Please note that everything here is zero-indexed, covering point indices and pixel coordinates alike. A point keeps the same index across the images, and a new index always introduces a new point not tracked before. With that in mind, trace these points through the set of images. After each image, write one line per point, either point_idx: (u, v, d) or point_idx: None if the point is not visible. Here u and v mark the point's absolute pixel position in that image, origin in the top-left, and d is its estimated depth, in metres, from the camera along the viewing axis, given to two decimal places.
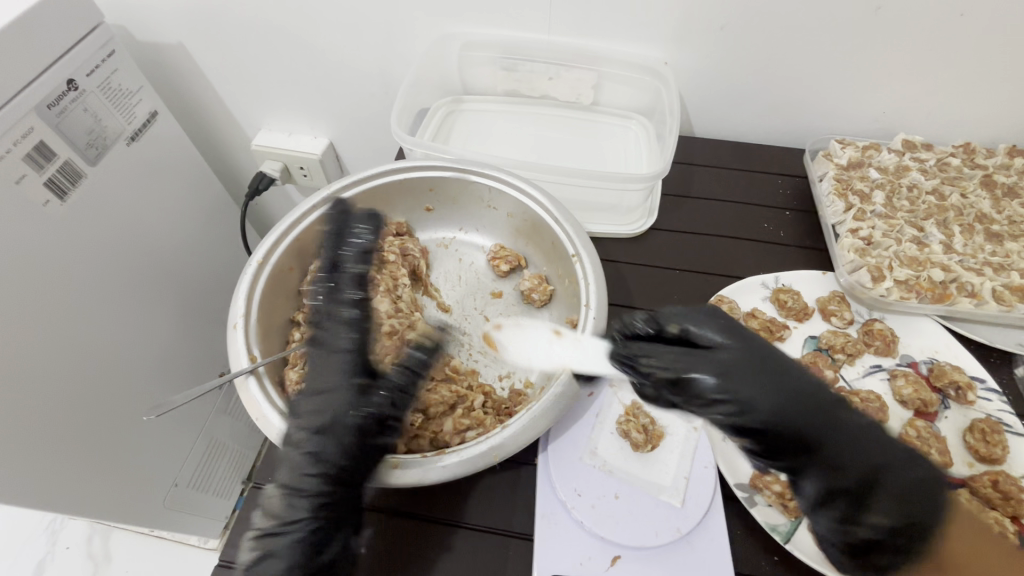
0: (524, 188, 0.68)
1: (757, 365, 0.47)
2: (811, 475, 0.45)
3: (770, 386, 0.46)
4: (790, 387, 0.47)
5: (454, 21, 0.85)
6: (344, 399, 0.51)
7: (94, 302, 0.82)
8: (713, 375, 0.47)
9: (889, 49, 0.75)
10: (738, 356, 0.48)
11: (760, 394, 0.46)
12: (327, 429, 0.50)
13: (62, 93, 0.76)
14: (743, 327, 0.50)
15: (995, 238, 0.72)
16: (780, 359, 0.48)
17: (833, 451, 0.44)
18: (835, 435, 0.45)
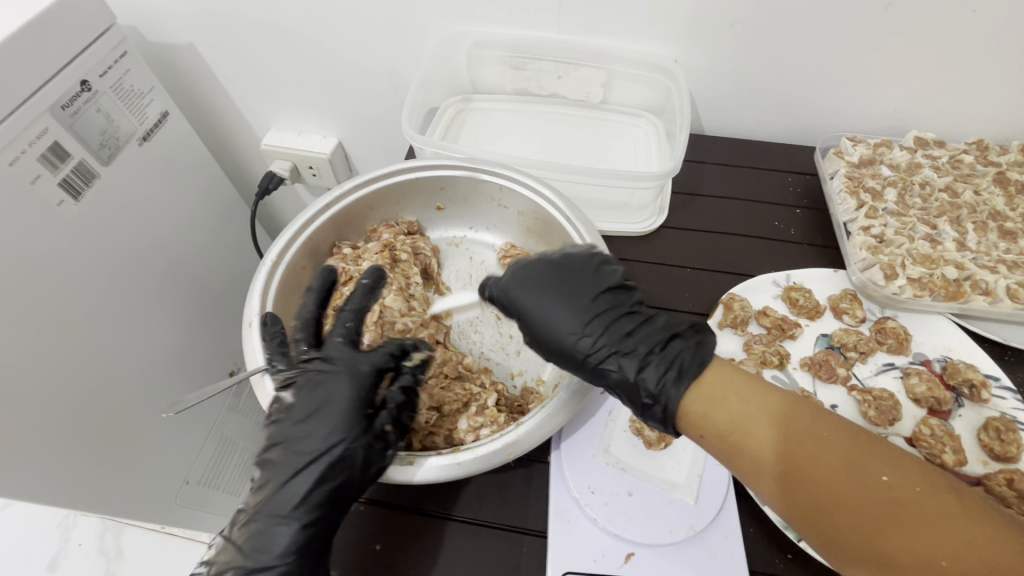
0: (535, 187, 0.68)
1: (554, 303, 0.52)
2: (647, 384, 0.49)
3: (546, 327, 0.53)
4: (568, 323, 0.52)
5: (464, 20, 0.85)
6: (348, 432, 0.49)
7: (108, 302, 0.83)
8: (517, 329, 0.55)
9: (901, 46, 0.75)
10: (526, 302, 0.54)
11: (537, 333, 0.53)
12: (313, 459, 0.49)
13: (76, 94, 0.76)
14: (534, 274, 0.54)
15: (1009, 236, 0.71)
16: (561, 301, 0.53)
17: (637, 370, 0.48)
18: (626, 358, 0.49)
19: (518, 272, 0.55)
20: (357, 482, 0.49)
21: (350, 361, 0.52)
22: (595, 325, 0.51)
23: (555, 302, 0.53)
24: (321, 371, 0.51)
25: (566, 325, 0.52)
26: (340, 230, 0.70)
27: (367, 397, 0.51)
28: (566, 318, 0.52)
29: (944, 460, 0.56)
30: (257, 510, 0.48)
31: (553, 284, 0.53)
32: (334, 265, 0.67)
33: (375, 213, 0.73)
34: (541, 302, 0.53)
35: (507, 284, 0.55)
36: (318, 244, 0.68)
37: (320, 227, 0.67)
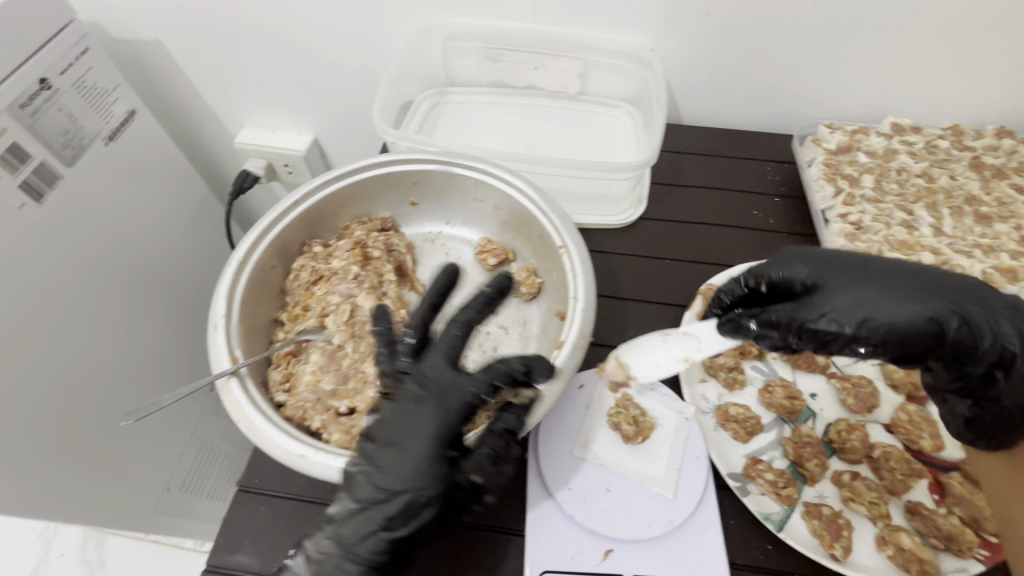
0: (509, 179, 0.68)
1: (856, 267, 0.49)
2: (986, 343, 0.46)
3: (879, 292, 0.47)
4: (910, 279, 0.48)
5: (436, 11, 0.84)
6: (427, 472, 0.46)
7: (78, 307, 0.81)
8: (829, 305, 0.47)
9: (875, 32, 0.75)
10: (824, 270, 0.50)
11: (854, 294, 0.47)
12: (391, 495, 0.46)
13: (35, 93, 0.74)
14: (826, 254, 0.52)
15: (985, 220, 0.71)
16: (863, 266, 0.50)
17: (977, 324, 0.46)
18: (968, 309, 0.46)
19: (789, 254, 0.53)
20: (430, 521, 0.46)
21: (439, 393, 0.49)
22: (908, 289, 0.47)
23: (850, 265, 0.50)
24: (411, 402, 0.49)
25: (895, 285, 0.47)
26: (310, 228, 0.68)
27: (450, 434, 0.48)
28: (899, 277, 0.48)
29: (921, 446, 0.57)
30: (321, 527, 0.47)
31: (848, 255, 0.51)
32: (304, 264, 0.65)
33: (347, 210, 0.71)
34: (839, 269, 0.50)
35: (789, 266, 0.52)
36: (287, 242, 0.66)
37: (289, 225, 0.65)
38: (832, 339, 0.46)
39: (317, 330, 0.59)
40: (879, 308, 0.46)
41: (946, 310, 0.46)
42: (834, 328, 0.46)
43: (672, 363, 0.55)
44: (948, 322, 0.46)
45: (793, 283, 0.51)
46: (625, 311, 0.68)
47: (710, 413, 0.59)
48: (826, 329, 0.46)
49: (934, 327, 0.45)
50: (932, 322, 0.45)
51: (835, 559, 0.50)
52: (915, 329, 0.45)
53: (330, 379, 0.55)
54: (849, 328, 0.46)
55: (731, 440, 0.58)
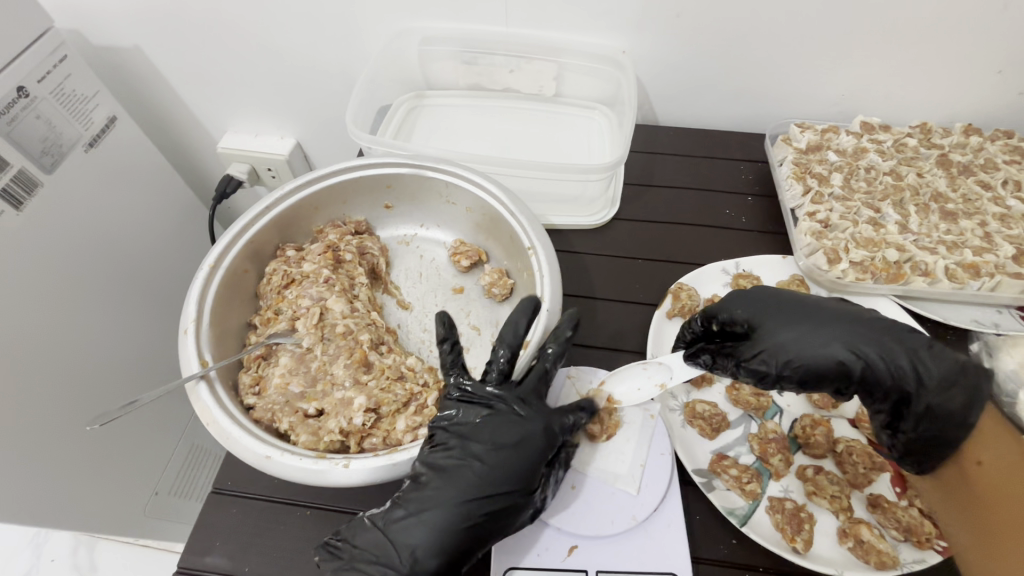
0: (480, 183, 0.68)
1: (789, 309, 0.54)
2: (887, 385, 0.50)
3: (801, 334, 0.52)
4: (831, 322, 0.53)
5: (411, 16, 0.84)
6: (529, 476, 0.49)
7: (61, 314, 0.81)
8: (759, 346, 0.53)
9: (843, 32, 0.76)
10: (760, 312, 0.55)
11: (782, 337, 0.52)
12: (493, 491, 0.48)
13: (12, 100, 0.74)
14: (767, 296, 0.56)
15: (950, 217, 0.72)
16: (794, 307, 0.55)
17: (882, 367, 0.50)
18: (875, 353, 0.50)
19: (736, 294, 0.58)
20: (515, 520, 0.48)
21: (544, 411, 0.53)
22: (826, 333, 0.52)
23: (783, 307, 0.55)
24: (515, 415, 0.52)
25: (816, 328, 0.52)
26: (283, 232, 0.69)
27: (547, 451, 0.51)
28: (822, 319, 0.53)
29: None
30: (410, 514, 0.47)
31: (786, 297, 0.56)
32: (277, 268, 0.66)
33: (321, 214, 0.72)
34: (776, 311, 0.55)
35: (733, 306, 0.57)
36: (261, 246, 0.66)
37: (261, 229, 0.65)
38: (762, 377, 0.52)
39: (288, 333, 0.60)
40: (800, 349, 0.51)
41: (857, 351, 0.51)
42: (753, 369, 0.53)
43: (651, 389, 0.58)
44: (853, 363, 0.50)
45: (736, 323, 0.56)
46: (597, 310, 0.69)
47: (678, 410, 0.60)
48: (758, 368, 0.52)
49: (843, 368, 0.50)
50: (840, 364, 0.50)
51: (796, 552, 0.50)
52: (827, 369, 0.51)
53: (299, 381, 0.56)
54: (775, 369, 0.52)
55: (697, 437, 0.58)
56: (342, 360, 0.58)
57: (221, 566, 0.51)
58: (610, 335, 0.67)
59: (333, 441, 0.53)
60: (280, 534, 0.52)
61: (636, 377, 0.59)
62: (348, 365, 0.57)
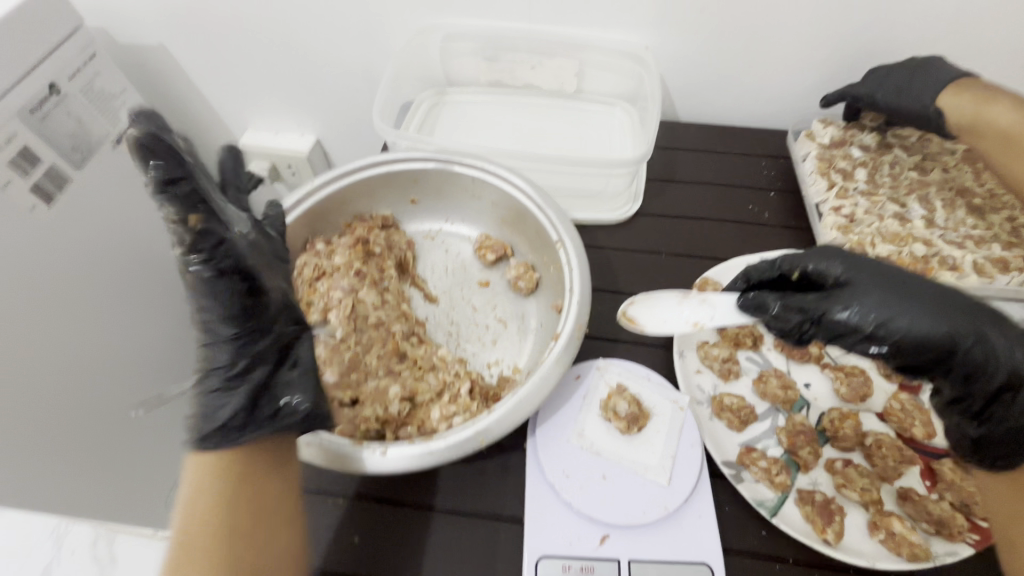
0: (507, 176, 0.69)
1: (894, 273, 0.51)
2: (997, 369, 0.46)
3: (905, 300, 0.48)
4: (939, 295, 0.49)
5: (435, 13, 0.85)
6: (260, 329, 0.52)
7: (90, 307, 0.83)
8: (854, 301, 0.49)
9: (867, 28, 0.76)
10: (859, 271, 0.51)
11: (884, 295, 0.49)
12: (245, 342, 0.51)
13: (45, 98, 0.75)
14: (865, 257, 0.52)
15: (977, 212, 0.72)
16: (900, 272, 0.51)
17: (996, 347, 0.46)
18: (991, 332, 0.47)
19: (830, 251, 0.54)
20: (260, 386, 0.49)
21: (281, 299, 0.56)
22: (936, 303, 0.48)
23: (888, 271, 0.51)
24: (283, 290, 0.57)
25: (924, 294, 0.48)
26: (313, 226, 0.70)
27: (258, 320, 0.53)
28: (929, 291, 0.49)
29: (913, 433, 0.58)
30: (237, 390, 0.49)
31: (888, 266, 0.52)
32: (307, 262, 0.67)
33: (349, 208, 0.73)
34: (877, 271, 0.51)
35: (826, 261, 0.53)
36: (291, 239, 0.68)
37: (293, 222, 0.67)
38: (847, 333, 0.49)
39: (321, 325, 0.63)
40: (905, 310, 0.48)
41: (968, 325, 0.47)
42: (845, 323, 0.49)
43: (683, 325, 0.57)
44: (964, 337, 0.47)
45: (825, 276, 0.53)
46: (622, 304, 0.69)
47: (706, 402, 0.60)
48: (842, 323, 0.49)
49: (949, 339, 0.47)
50: (946, 335, 0.47)
51: (827, 543, 0.50)
52: (928, 337, 0.47)
53: (333, 371, 0.58)
54: (867, 329, 0.48)
55: (725, 429, 0.59)
56: (376, 350, 0.60)
57: None
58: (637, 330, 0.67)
59: (369, 429, 0.54)
60: (315, 522, 0.53)
61: (664, 302, 0.60)
62: (382, 355, 0.60)
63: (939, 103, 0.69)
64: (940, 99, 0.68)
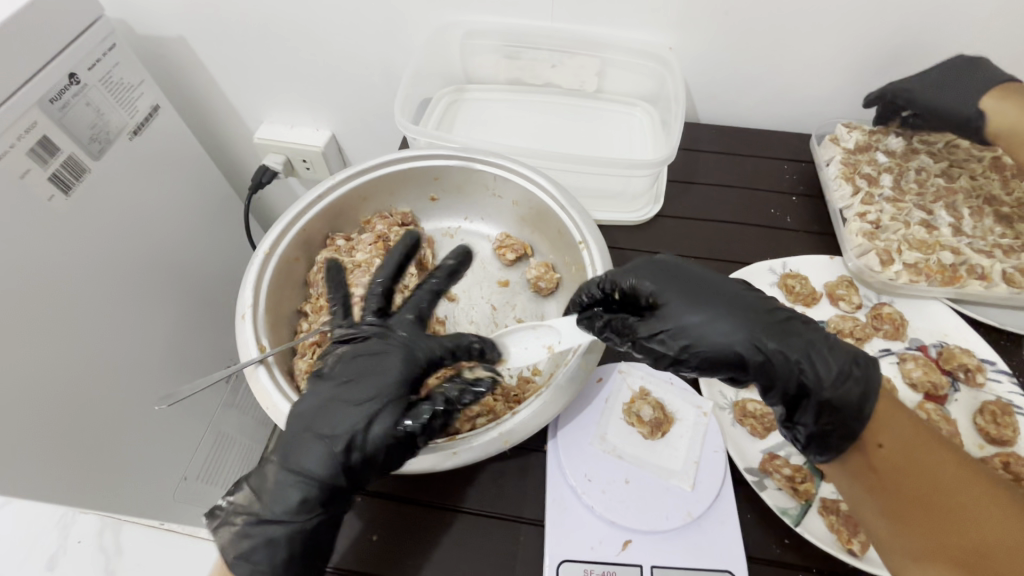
0: (529, 175, 0.68)
1: (693, 282, 0.51)
2: (786, 382, 0.47)
3: (703, 316, 0.48)
4: (736, 304, 0.49)
5: (455, 9, 0.84)
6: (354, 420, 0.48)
7: (105, 298, 0.82)
8: (658, 324, 0.49)
9: (896, 32, 0.75)
10: (665, 283, 0.51)
11: (685, 313, 0.49)
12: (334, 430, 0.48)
13: (64, 87, 0.75)
14: (676, 267, 0.53)
15: (1005, 220, 0.71)
16: (704, 280, 0.51)
17: (784, 360, 0.47)
18: (781, 347, 0.47)
19: (641, 264, 0.54)
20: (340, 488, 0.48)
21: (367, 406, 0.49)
22: (733, 318, 0.48)
23: (688, 280, 0.51)
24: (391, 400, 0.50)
25: (720, 309, 0.49)
26: (332, 221, 0.69)
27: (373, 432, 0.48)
28: (725, 299, 0.49)
29: None
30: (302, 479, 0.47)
31: (696, 270, 0.52)
32: (328, 257, 0.67)
33: (370, 204, 0.72)
34: (681, 285, 0.51)
35: (640, 275, 0.53)
36: (311, 235, 0.67)
37: (314, 218, 0.66)
38: (658, 356, 0.50)
39: None
40: (704, 329, 0.48)
41: (757, 341, 0.47)
42: (653, 347, 0.50)
43: (538, 349, 0.56)
44: (752, 354, 0.47)
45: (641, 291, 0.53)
46: None
47: (728, 408, 0.59)
48: (656, 346, 0.50)
49: (740, 357, 0.48)
50: (737, 354, 0.47)
51: (852, 555, 0.49)
52: (723, 357, 0.48)
53: None
54: (673, 351, 0.49)
55: (748, 436, 0.58)
56: None
57: None
58: None
59: None
60: None
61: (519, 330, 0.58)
62: None
63: (980, 104, 0.68)
64: (982, 100, 0.68)
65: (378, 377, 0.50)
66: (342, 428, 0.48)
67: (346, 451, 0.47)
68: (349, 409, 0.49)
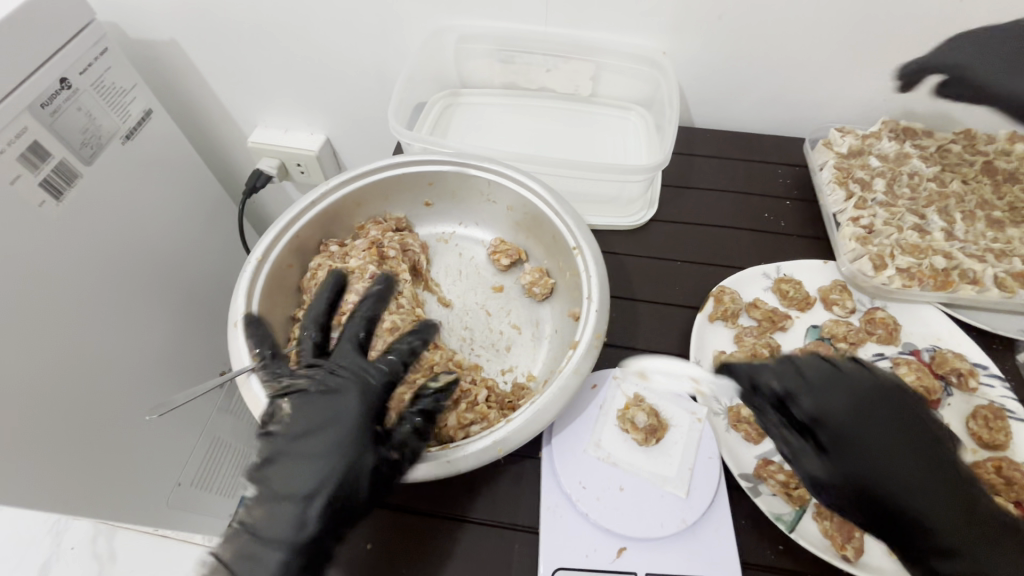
0: (522, 181, 0.68)
1: (844, 384, 0.49)
2: (945, 554, 0.44)
3: (893, 471, 0.46)
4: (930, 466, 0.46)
5: (449, 13, 0.84)
6: (323, 469, 0.47)
7: (98, 306, 0.82)
8: (837, 460, 0.47)
9: (888, 36, 0.75)
10: (820, 394, 0.48)
11: (856, 439, 0.47)
12: (313, 474, 0.46)
13: (55, 92, 0.75)
14: (890, 401, 0.48)
15: (997, 225, 0.71)
16: (910, 427, 0.47)
17: (953, 531, 0.44)
18: (955, 521, 0.44)
19: (852, 375, 0.49)
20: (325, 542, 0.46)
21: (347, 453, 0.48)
22: (922, 482, 0.45)
23: (842, 385, 0.49)
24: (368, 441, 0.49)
25: (915, 469, 0.46)
26: (326, 227, 0.69)
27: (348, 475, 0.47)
28: (920, 456, 0.46)
29: None
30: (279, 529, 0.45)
31: (907, 414, 0.48)
32: (321, 264, 0.67)
33: (363, 210, 0.72)
34: (833, 392, 0.49)
35: (838, 394, 0.48)
36: (304, 242, 0.67)
37: (307, 223, 0.66)
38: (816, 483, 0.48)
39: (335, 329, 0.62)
40: (878, 454, 0.46)
41: (933, 515, 0.45)
42: (817, 475, 0.48)
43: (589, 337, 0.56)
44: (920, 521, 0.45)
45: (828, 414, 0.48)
46: (637, 312, 0.68)
47: (722, 414, 0.60)
48: (819, 476, 0.48)
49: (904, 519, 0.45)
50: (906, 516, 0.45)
51: (846, 561, 0.50)
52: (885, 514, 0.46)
53: None
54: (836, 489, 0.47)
55: (743, 442, 0.58)
56: (391, 357, 0.59)
57: None
58: (654, 338, 0.66)
59: None
60: None
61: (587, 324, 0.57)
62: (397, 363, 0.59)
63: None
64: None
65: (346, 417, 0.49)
66: (314, 479, 0.46)
67: (311, 498, 0.46)
68: (308, 453, 0.47)
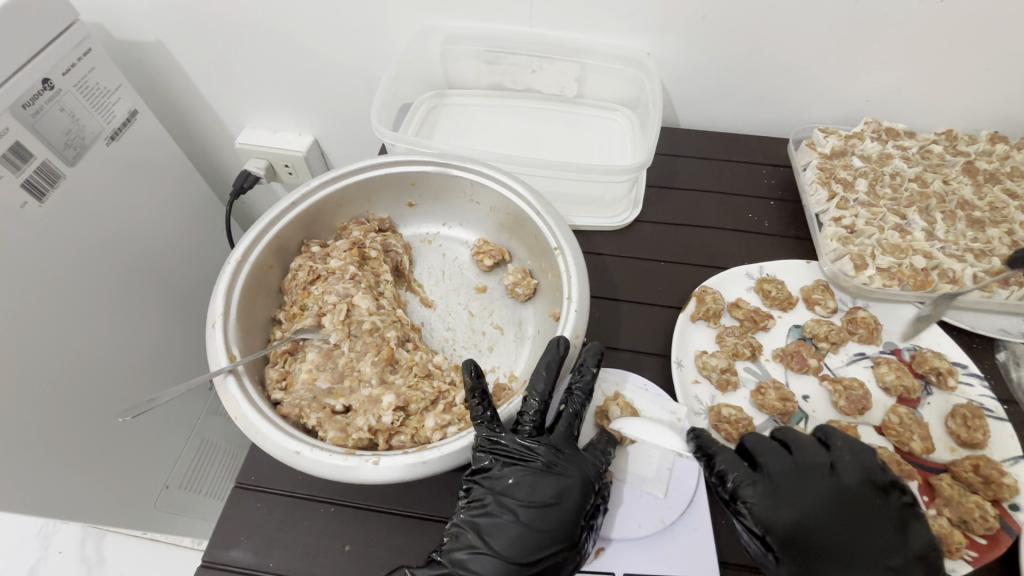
0: (504, 181, 0.68)
1: (791, 485, 0.52)
2: None
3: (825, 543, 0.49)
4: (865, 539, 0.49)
5: (434, 14, 0.84)
6: (519, 528, 0.49)
7: (80, 307, 0.81)
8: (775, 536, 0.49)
9: (872, 38, 0.75)
10: (769, 494, 0.51)
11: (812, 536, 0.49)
12: (506, 536, 0.49)
13: (37, 93, 0.74)
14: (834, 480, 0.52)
15: (977, 225, 0.72)
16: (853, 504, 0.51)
17: None
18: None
19: (796, 455, 0.54)
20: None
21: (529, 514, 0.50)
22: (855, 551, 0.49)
23: (791, 485, 0.52)
24: (546, 499, 0.50)
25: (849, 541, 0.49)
26: (308, 227, 0.69)
27: (548, 529, 0.49)
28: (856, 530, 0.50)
29: (911, 448, 0.57)
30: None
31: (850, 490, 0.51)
32: (302, 265, 0.66)
33: (345, 210, 0.72)
34: (777, 493, 0.51)
35: (783, 474, 0.52)
36: (285, 242, 0.67)
37: (288, 224, 0.66)
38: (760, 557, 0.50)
39: (314, 329, 0.61)
40: (829, 552, 0.49)
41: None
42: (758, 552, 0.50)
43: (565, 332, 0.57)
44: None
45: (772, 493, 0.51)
46: (619, 312, 0.68)
47: (703, 414, 0.61)
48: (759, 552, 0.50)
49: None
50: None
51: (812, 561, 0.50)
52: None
53: (326, 377, 0.58)
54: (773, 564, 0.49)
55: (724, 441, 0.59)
56: (370, 357, 0.59)
57: (247, 562, 0.51)
58: (636, 338, 0.66)
59: (360, 438, 0.53)
60: (306, 530, 0.52)
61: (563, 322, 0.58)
62: (376, 363, 0.59)
63: None
64: None
65: (543, 477, 0.52)
66: (517, 537, 0.49)
67: (506, 549, 0.48)
68: (529, 510, 0.50)
